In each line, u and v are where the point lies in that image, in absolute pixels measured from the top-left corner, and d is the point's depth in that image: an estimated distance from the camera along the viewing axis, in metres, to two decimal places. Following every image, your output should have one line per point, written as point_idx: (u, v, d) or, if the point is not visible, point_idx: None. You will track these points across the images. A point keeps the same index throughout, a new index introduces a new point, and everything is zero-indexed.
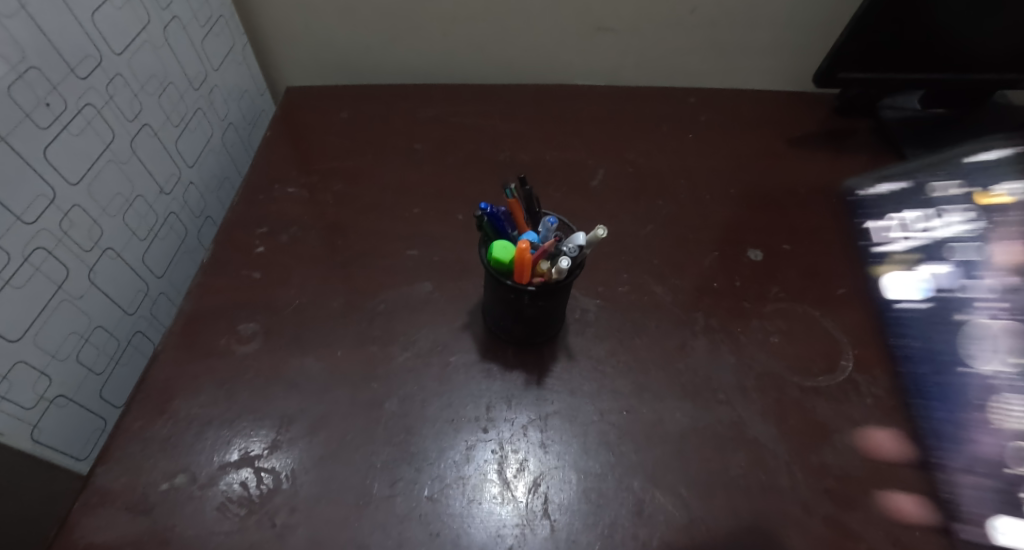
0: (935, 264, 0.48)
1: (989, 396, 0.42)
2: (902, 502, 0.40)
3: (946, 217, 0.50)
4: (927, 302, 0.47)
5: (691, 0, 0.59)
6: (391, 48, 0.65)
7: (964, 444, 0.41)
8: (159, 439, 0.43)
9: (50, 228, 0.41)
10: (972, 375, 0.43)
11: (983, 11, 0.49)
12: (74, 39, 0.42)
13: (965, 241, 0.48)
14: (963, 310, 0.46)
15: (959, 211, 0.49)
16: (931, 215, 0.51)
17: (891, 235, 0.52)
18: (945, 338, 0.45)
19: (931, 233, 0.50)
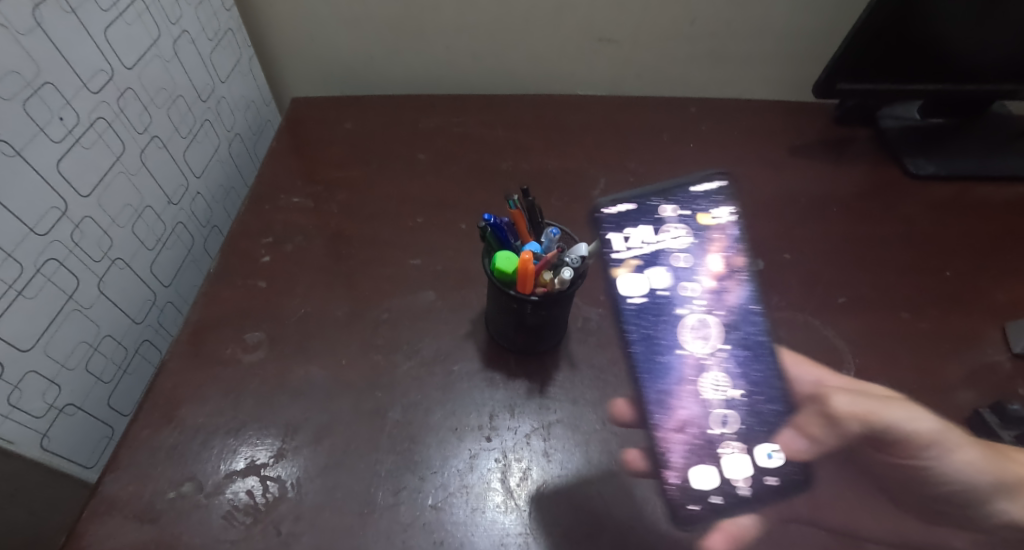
0: (643, 252, 0.46)
1: (680, 382, 0.43)
2: (631, 456, 0.43)
3: (666, 207, 0.47)
4: (652, 292, 0.45)
5: (690, 11, 0.60)
6: (394, 59, 0.66)
7: (678, 417, 0.42)
8: (166, 448, 0.43)
9: (62, 239, 0.42)
10: (664, 362, 0.43)
11: (981, 22, 0.50)
12: (87, 55, 0.43)
13: (681, 233, 0.46)
14: (676, 299, 0.45)
15: (676, 202, 0.47)
16: (635, 205, 0.46)
17: (618, 221, 0.46)
18: (656, 324, 0.45)
19: (630, 221, 0.46)
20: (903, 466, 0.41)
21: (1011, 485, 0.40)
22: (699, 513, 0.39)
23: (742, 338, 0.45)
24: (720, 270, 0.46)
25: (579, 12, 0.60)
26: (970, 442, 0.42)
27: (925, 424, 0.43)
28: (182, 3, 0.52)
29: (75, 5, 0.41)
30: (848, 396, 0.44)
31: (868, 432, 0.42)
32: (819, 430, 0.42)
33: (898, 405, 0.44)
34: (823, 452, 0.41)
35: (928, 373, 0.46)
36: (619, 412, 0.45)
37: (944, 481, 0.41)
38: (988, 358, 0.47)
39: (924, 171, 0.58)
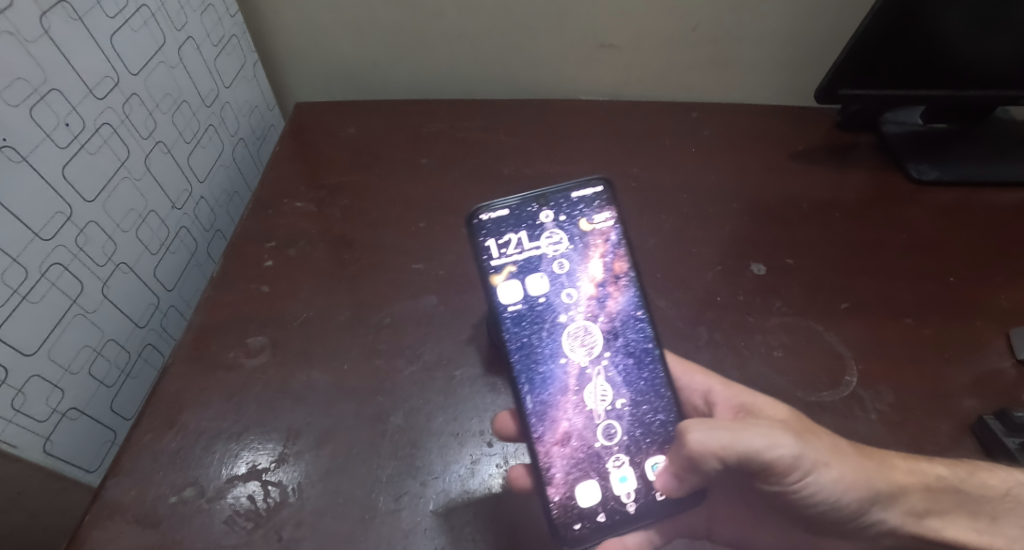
0: (525, 257, 0.43)
1: (562, 396, 0.41)
2: (516, 474, 0.40)
3: (542, 213, 0.44)
4: (541, 299, 0.43)
5: (692, 17, 0.60)
6: (397, 65, 0.67)
7: (552, 438, 0.40)
8: (168, 452, 0.43)
9: (67, 243, 0.42)
10: (543, 375, 0.42)
11: (983, 29, 0.49)
12: (93, 61, 0.43)
13: (567, 242, 0.44)
14: (561, 309, 0.43)
15: (552, 205, 0.44)
16: (515, 209, 0.44)
17: (496, 226, 0.43)
18: (534, 335, 0.42)
19: (506, 227, 0.44)
20: (782, 484, 0.37)
21: (889, 496, 0.38)
22: (586, 531, 0.39)
23: (627, 343, 0.43)
24: (596, 279, 0.44)
25: (581, 18, 0.61)
26: (842, 456, 0.37)
27: (779, 447, 0.35)
28: (187, 10, 0.53)
29: (81, 12, 0.42)
30: (706, 426, 0.35)
31: (735, 461, 0.35)
32: (680, 465, 0.36)
33: (749, 430, 0.35)
34: (690, 484, 0.37)
35: (932, 379, 0.46)
36: (500, 427, 0.42)
37: (818, 495, 0.37)
38: (992, 365, 0.47)
39: (927, 177, 0.58)
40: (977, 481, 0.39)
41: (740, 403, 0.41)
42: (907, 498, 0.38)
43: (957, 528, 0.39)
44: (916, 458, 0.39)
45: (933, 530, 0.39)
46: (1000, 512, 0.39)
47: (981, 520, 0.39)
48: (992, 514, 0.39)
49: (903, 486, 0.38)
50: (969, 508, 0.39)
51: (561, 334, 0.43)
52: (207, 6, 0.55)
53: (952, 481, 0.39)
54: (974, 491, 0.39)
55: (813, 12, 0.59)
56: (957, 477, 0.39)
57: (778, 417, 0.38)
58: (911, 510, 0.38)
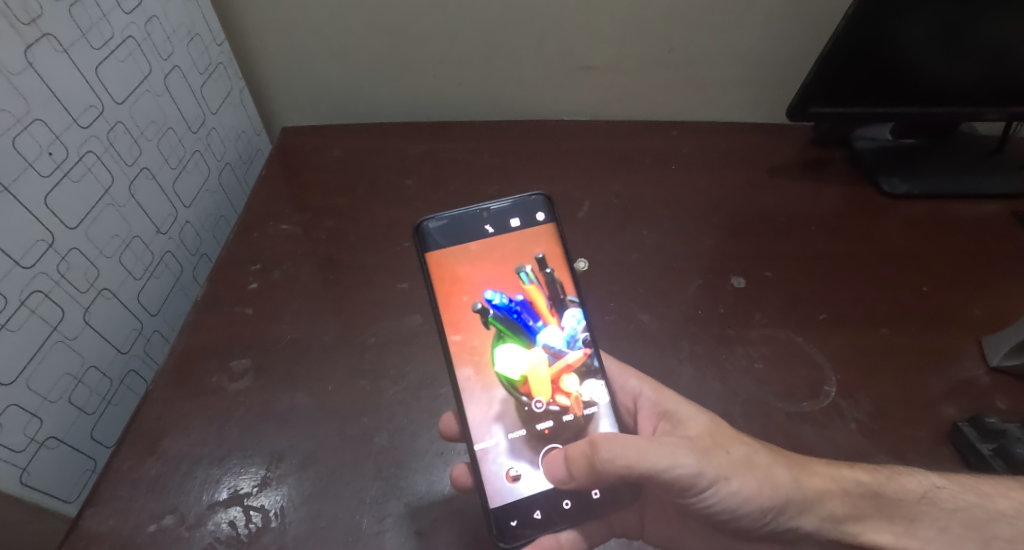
0: (468, 265, 0.43)
1: (498, 401, 0.41)
2: (458, 472, 0.41)
3: (487, 222, 0.44)
4: (478, 307, 0.42)
5: (669, 39, 0.61)
6: (381, 89, 0.67)
7: (495, 440, 0.41)
8: (148, 480, 0.43)
9: (48, 271, 0.42)
10: (485, 379, 0.41)
11: (945, 51, 0.52)
12: (78, 90, 0.43)
13: (506, 251, 0.44)
14: (498, 316, 0.42)
15: (497, 214, 0.44)
16: (458, 217, 0.43)
17: (442, 236, 0.43)
18: (474, 343, 0.42)
19: (450, 235, 0.43)
20: (689, 497, 0.38)
21: (803, 501, 0.38)
22: (523, 528, 0.39)
23: (565, 346, 0.43)
24: (531, 284, 0.43)
25: (561, 41, 0.62)
26: (749, 469, 0.37)
27: (680, 466, 0.37)
28: (174, 39, 0.53)
29: (67, 44, 0.42)
30: (616, 444, 0.37)
31: (636, 477, 0.37)
32: (578, 464, 0.37)
33: (655, 449, 0.37)
34: (578, 483, 0.38)
35: (909, 389, 0.47)
36: (444, 427, 0.43)
37: (723, 505, 0.38)
38: (966, 373, 0.47)
39: (899, 190, 0.59)
40: (896, 485, 0.38)
41: (663, 411, 0.42)
42: (825, 503, 0.38)
43: (877, 533, 0.38)
44: (838, 463, 0.39)
45: (855, 535, 0.39)
46: (918, 514, 0.38)
47: (900, 524, 0.38)
48: (909, 516, 0.38)
49: (818, 491, 0.38)
50: (884, 512, 0.38)
51: (499, 339, 0.42)
52: (194, 35, 0.56)
53: (871, 486, 0.38)
54: (890, 493, 0.38)
55: (785, 33, 0.60)
56: (876, 481, 0.38)
57: (693, 434, 0.39)
58: (830, 515, 0.38)
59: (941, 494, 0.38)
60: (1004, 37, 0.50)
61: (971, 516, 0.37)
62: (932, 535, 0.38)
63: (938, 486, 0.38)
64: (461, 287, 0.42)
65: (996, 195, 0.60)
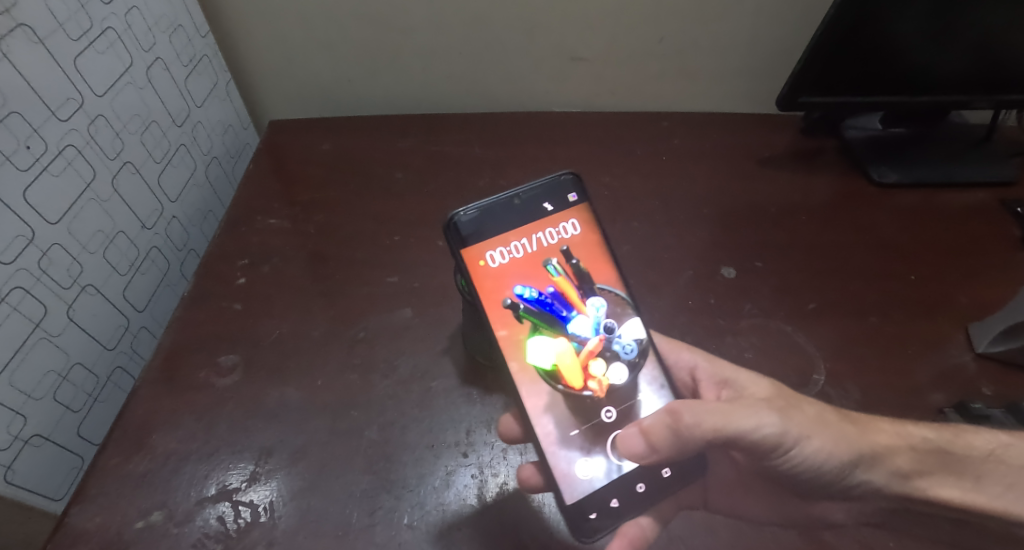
0: (503, 259, 0.41)
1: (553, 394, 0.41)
2: (526, 474, 0.41)
3: (519, 210, 0.42)
4: (508, 302, 0.41)
5: (658, 29, 0.61)
6: (370, 81, 0.67)
7: (556, 434, 0.40)
8: (135, 476, 0.42)
9: (29, 267, 0.42)
10: (530, 373, 0.40)
11: (932, 40, 0.52)
12: (56, 83, 0.42)
13: (541, 238, 0.42)
14: (530, 309, 0.41)
15: (528, 200, 0.42)
16: (490, 208, 0.41)
17: (475, 230, 0.40)
18: (522, 337, 0.41)
19: (481, 229, 0.41)
20: (767, 458, 0.38)
21: (874, 457, 0.38)
22: (602, 519, 0.39)
23: (594, 334, 0.42)
24: (560, 276, 0.42)
25: (551, 33, 0.62)
26: (825, 428, 0.37)
27: (765, 427, 0.36)
28: (156, 31, 0.52)
29: (42, 35, 0.41)
30: (698, 410, 0.36)
31: (722, 440, 0.37)
32: (660, 436, 0.37)
33: (738, 411, 0.36)
34: (661, 455, 0.37)
35: (898, 376, 0.47)
36: (504, 430, 0.42)
37: (801, 466, 0.38)
38: (953, 360, 0.48)
39: (887, 179, 0.60)
40: (963, 442, 0.39)
41: (722, 379, 0.42)
42: (893, 458, 0.38)
43: (944, 487, 0.38)
44: (903, 421, 0.40)
45: (921, 491, 0.38)
46: (985, 471, 0.38)
47: (967, 480, 0.38)
48: (977, 472, 0.38)
49: (887, 446, 0.38)
50: (952, 468, 0.38)
51: (534, 331, 0.41)
52: (176, 27, 0.55)
53: (937, 443, 0.39)
54: (958, 452, 0.39)
55: (774, 24, 0.61)
56: (944, 439, 0.39)
57: (761, 397, 0.39)
58: (898, 471, 0.38)
59: (1009, 450, 0.38)
60: (989, 25, 0.51)
61: None
62: (997, 492, 0.38)
63: (1006, 444, 0.39)
64: (493, 285, 0.41)
65: (986, 184, 0.60)
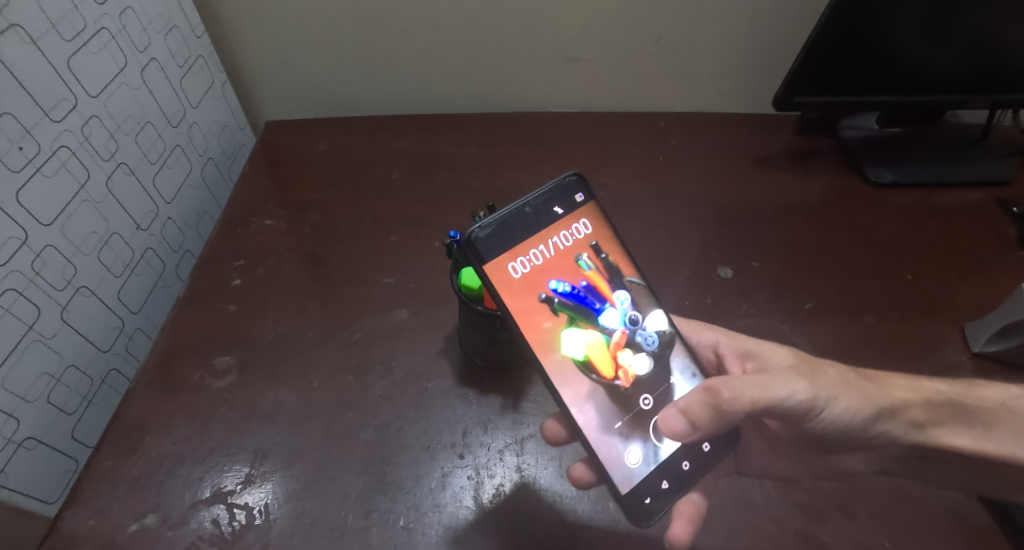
0: (526, 268, 0.40)
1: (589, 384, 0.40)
2: (578, 472, 0.41)
3: (532, 218, 0.40)
4: (543, 297, 0.40)
5: (654, 29, 0.61)
6: (366, 82, 0.67)
7: (598, 426, 0.39)
8: (129, 479, 0.42)
9: (22, 268, 0.41)
10: (565, 370, 0.39)
11: (928, 40, 0.52)
12: (50, 83, 0.42)
13: (558, 242, 0.41)
14: (564, 303, 0.40)
15: (538, 207, 0.41)
16: (504, 220, 0.39)
17: (494, 245, 0.39)
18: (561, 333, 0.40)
19: (499, 242, 0.39)
20: (795, 423, 0.38)
21: (891, 410, 0.38)
22: (656, 502, 0.38)
23: (624, 325, 0.42)
24: (592, 270, 0.42)
25: (547, 33, 0.61)
26: (849, 387, 0.37)
27: (798, 394, 0.36)
28: (151, 31, 0.52)
29: (36, 35, 0.41)
30: (734, 385, 0.36)
31: (758, 411, 0.36)
32: (701, 416, 0.36)
33: (771, 382, 0.36)
34: (702, 432, 0.37)
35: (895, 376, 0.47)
36: (550, 433, 0.42)
37: (828, 427, 0.38)
38: (950, 360, 0.48)
39: (884, 179, 0.60)
40: (976, 395, 0.40)
41: (745, 352, 0.44)
42: (908, 410, 0.39)
43: (955, 436, 0.39)
44: (916, 377, 0.41)
45: (934, 439, 0.39)
46: (996, 419, 0.39)
47: (977, 428, 0.39)
48: (986, 421, 0.39)
49: (903, 400, 0.39)
50: (965, 417, 0.39)
51: (572, 322, 0.40)
52: (172, 28, 0.55)
53: (951, 396, 0.40)
54: (971, 404, 0.39)
55: (769, 23, 0.61)
56: (956, 392, 0.40)
57: (785, 363, 0.40)
58: (913, 422, 0.38)
59: (1019, 402, 0.39)
60: (984, 24, 0.51)
61: None
62: (1008, 438, 0.38)
63: (1017, 395, 0.39)
64: (524, 297, 0.39)
65: (981, 183, 0.60)
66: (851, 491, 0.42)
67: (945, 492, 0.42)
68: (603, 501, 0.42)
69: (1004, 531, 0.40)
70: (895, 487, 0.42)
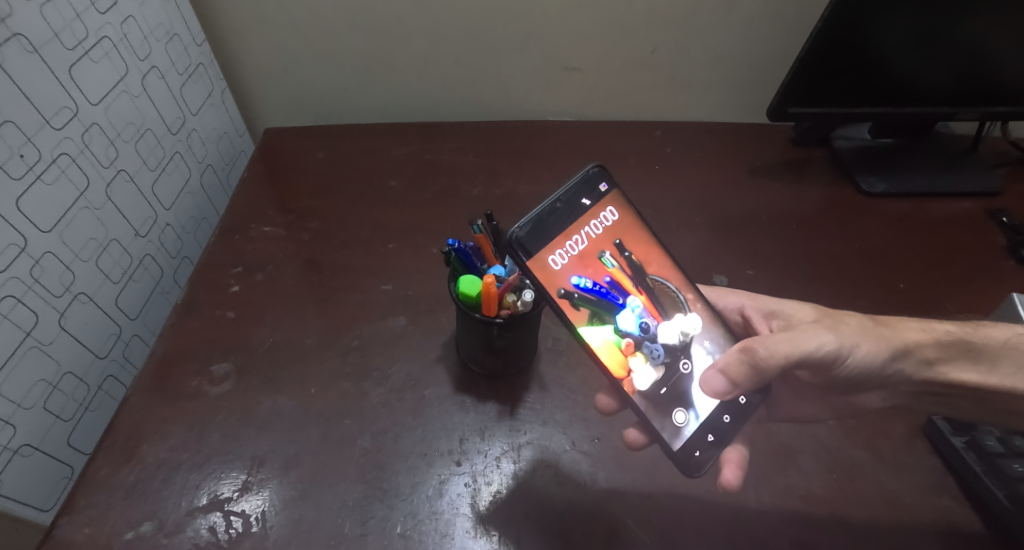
0: (565, 259, 0.40)
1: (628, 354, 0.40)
2: (631, 437, 0.43)
3: (566, 211, 0.41)
4: (563, 292, 0.40)
5: (650, 40, 0.62)
6: (365, 91, 0.67)
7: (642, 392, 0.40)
8: (125, 487, 0.42)
9: (20, 275, 0.41)
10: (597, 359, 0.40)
11: (920, 52, 0.53)
12: (50, 92, 0.42)
13: (589, 231, 0.42)
14: (586, 298, 0.40)
15: (569, 200, 0.41)
16: (540, 216, 0.40)
17: (536, 239, 0.39)
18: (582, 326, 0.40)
19: (537, 237, 0.39)
20: (821, 371, 0.40)
21: (905, 349, 0.40)
22: (705, 455, 0.40)
23: (637, 332, 0.40)
24: (614, 268, 0.42)
25: (545, 42, 0.62)
26: (867, 333, 0.40)
27: (825, 344, 0.38)
28: (151, 40, 0.52)
29: (38, 44, 0.41)
30: (768, 341, 0.38)
31: (792, 364, 0.38)
32: (741, 373, 0.38)
33: (801, 336, 0.38)
34: (741, 389, 0.38)
35: None
36: (602, 404, 0.44)
37: (851, 373, 0.40)
38: None
39: (876, 189, 0.60)
40: (981, 334, 0.42)
41: (770, 311, 0.46)
42: (919, 347, 0.41)
43: (962, 372, 0.41)
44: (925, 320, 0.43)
45: (943, 376, 0.41)
46: (999, 356, 0.41)
47: (982, 365, 0.41)
48: (990, 357, 0.41)
49: (915, 339, 0.41)
50: (972, 354, 0.41)
51: (590, 321, 0.40)
52: (173, 36, 0.55)
53: (959, 335, 0.42)
54: (978, 341, 0.42)
55: (763, 34, 0.62)
56: (964, 331, 0.42)
57: (808, 318, 0.42)
58: (924, 359, 0.41)
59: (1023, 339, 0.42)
60: (972, 37, 0.52)
61: None
62: (1009, 372, 0.40)
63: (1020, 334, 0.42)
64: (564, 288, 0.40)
65: (972, 194, 0.61)
66: (844, 498, 0.42)
67: (937, 500, 0.42)
68: (600, 504, 0.42)
69: (996, 541, 0.41)
70: (888, 495, 0.43)
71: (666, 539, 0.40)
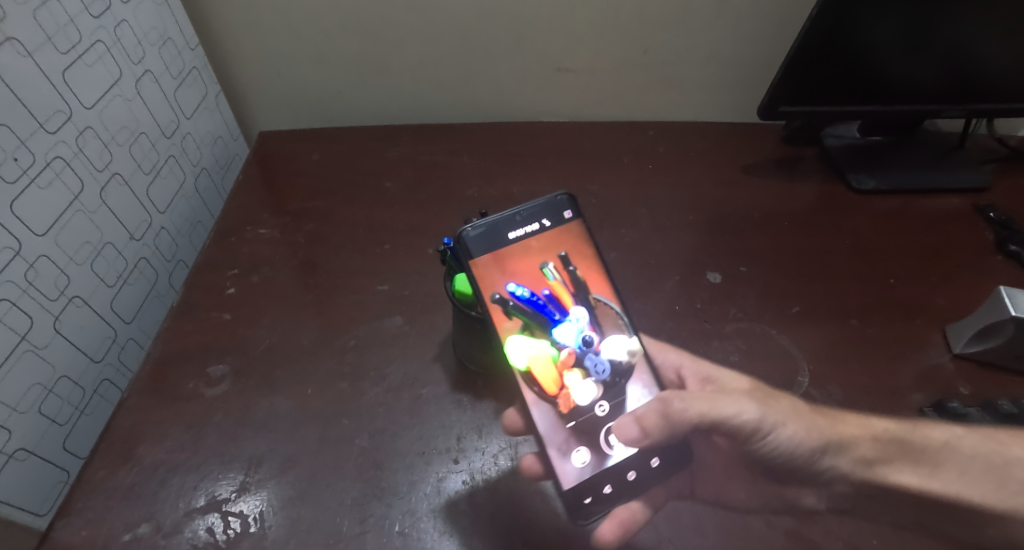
0: (500, 265, 0.41)
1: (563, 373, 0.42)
2: (528, 462, 0.42)
3: (521, 226, 0.42)
4: (496, 297, 0.41)
5: (643, 40, 0.62)
6: (360, 93, 0.67)
7: (550, 423, 0.41)
8: (123, 489, 0.42)
9: (15, 279, 0.41)
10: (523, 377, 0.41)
11: (908, 51, 0.53)
12: (42, 96, 0.42)
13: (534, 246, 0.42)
14: (518, 307, 0.41)
15: (527, 218, 0.43)
16: (495, 223, 0.42)
17: (481, 245, 0.41)
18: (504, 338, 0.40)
19: (483, 243, 0.41)
20: (742, 445, 0.39)
21: (839, 446, 0.38)
22: (596, 504, 0.40)
23: (576, 346, 0.42)
24: (555, 280, 0.43)
25: (538, 44, 0.63)
26: (799, 414, 0.38)
27: (744, 414, 0.37)
28: (145, 44, 0.53)
29: (31, 48, 0.41)
30: (684, 396, 0.38)
31: (706, 425, 0.38)
32: (652, 421, 0.38)
33: (721, 399, 0.37)
34: (653, 440, 0.38)
35: (881, 379, 0.47)
36: (507, 423, 0.43)
37: (774, 453, 0.38)
38: (933, 361, 0.49)
39: (866, 186, 0.61)
40: (921, 434, 0.39)
41: (707, 377, 0.43)
42: (856, 447, 0.38)
43: (901, 473, 0.38)
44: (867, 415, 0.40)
45: (881, 477, 0.38)
46: (942, 459, 0.38)
47: (925, 467, 0.38)
48: (934, 461, 0.38)
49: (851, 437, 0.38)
50: (909, 455, 0.38)
51: (523, 330, 0.41)
52: (166, 39, 0.55)
53: (899, 434, 0.39)
54: (916, 442, 0.39)
55: (755, 34, 0.62)
56: (902, 431, 0.39)
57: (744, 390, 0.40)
58: (862, 458, 0.38)
59: (963, 442, 0.38)
60: (958, 35, 0.52)
61: (988, 461, 0.37)
62: (953, 477, 0.37)
63: (960, 435, 0.38)
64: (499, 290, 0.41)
65: (962, 190, 0.62)
66: None
67: None
68: None
69: None
70: None
71: (661, 535, 0.41)
